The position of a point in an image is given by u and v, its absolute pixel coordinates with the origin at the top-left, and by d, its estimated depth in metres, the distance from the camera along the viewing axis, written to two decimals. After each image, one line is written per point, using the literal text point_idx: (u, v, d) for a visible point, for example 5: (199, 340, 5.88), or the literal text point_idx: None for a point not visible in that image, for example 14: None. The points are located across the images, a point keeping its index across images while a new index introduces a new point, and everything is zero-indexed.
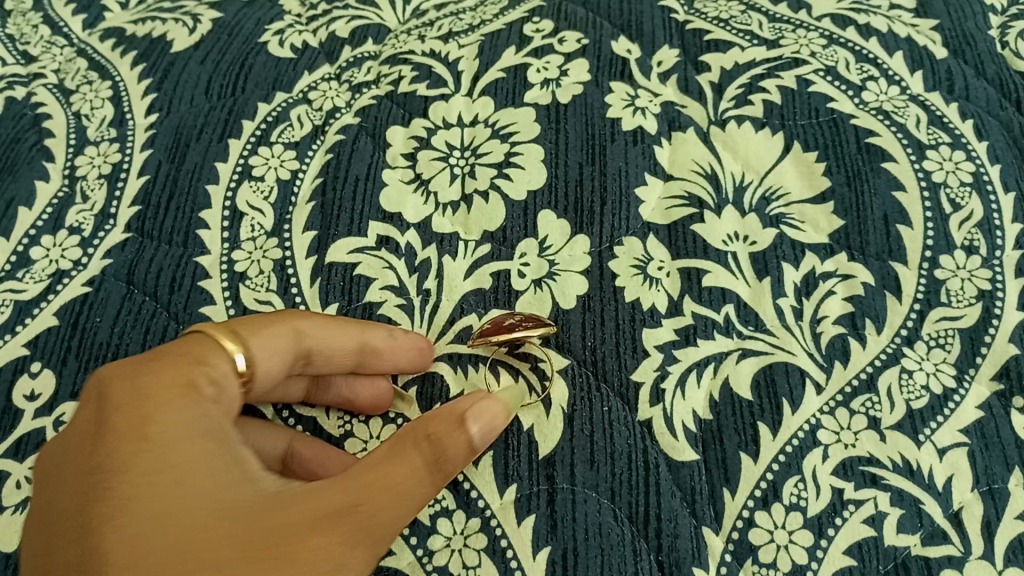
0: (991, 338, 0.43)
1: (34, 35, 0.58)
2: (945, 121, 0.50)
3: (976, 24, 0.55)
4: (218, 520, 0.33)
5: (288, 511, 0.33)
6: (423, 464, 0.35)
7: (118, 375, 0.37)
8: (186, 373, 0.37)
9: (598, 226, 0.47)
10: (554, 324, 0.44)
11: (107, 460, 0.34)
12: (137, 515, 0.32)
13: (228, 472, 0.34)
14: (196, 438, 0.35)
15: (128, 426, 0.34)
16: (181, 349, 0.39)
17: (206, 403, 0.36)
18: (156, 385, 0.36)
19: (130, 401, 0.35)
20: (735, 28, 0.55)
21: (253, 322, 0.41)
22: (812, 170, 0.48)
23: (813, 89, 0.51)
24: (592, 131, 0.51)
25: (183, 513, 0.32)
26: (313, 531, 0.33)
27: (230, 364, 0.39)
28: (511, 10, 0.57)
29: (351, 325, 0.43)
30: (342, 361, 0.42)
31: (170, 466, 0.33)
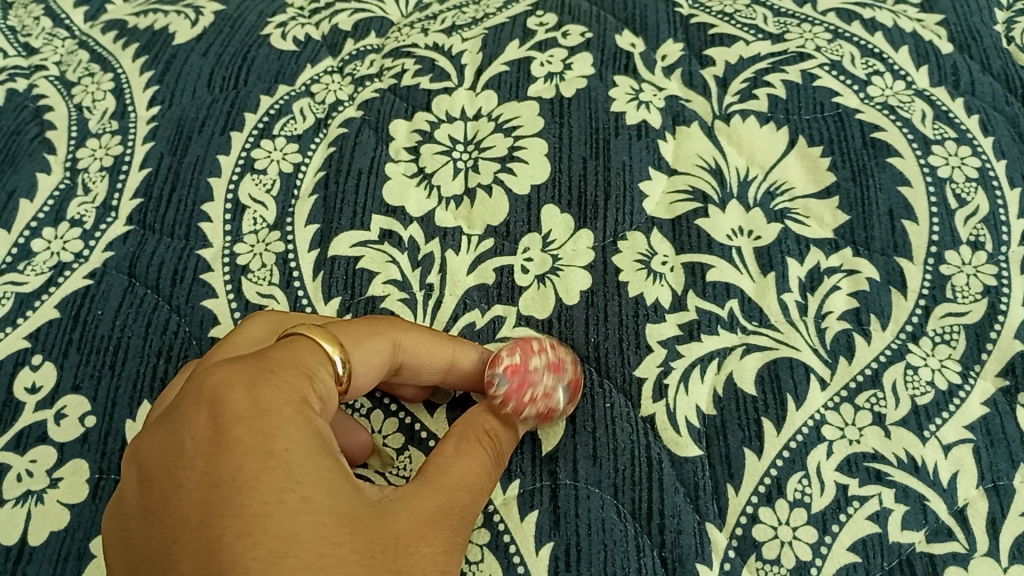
0: (996, 333, 0.43)
1: (35, 27, 0.58)
2: (951, 116, 0.49)
3: (982, 18, 0.54)
4: (345, 535, 0.30)
5: (401, 524, 0.32)
6: (488, 460, 0.37)
7: (225, 375, 0.32)
8: (300, 382, 0.33)
9: (602, 220, 0.47)
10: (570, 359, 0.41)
11: (231, 474, 0.29)
12: (277, 538, 0.28)
13: (342, 485, 0.31)
14: (314, 450, 0.31)
15: (251, 437, 0.30)
16: (286, 353, 0.34)
17: (317, 415, 0.33)
18: (272, 395, 0.32)
19: (249, 410, 0.31)
20: (739, 22, 0.55)
21: (351, 329, 0.38)
22: (817, 165, 0.48)
23: (817, 84, 0.51)
24: (596, 126, 0.50)
25: (316, 526, 0.29)
26: (423, 542, 0.32)
27: (332, 371, 0.35)
28: (514, 3, 0.57)
29: (444, 341, 0.41)
30: (426, 378, 0.41)
31: (297, 480, 0.30)
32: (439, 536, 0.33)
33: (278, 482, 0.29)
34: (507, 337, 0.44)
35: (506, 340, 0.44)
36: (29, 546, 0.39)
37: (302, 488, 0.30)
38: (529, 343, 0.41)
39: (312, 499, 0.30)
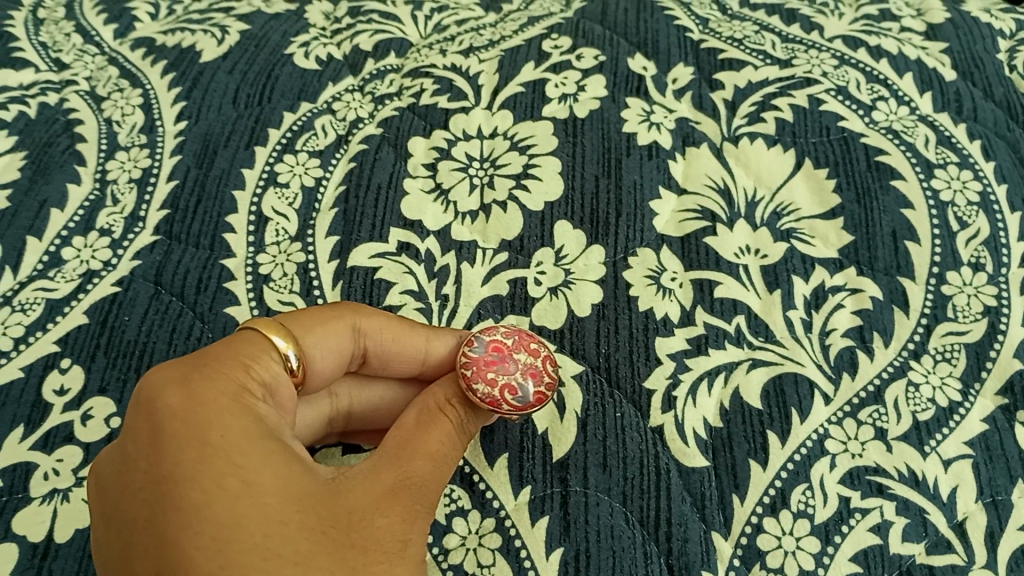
0: (996, 352, 0.44)
1: (66, 43, 0.60)
2: (954, 141, 0.51)
3: (985, 48, 0.57)
4: (294, 515, 0.30)
5: (352, 498, 0.33)
6: (452, 428, 0.38)
7: (164, 377, 0.32)
8: (238, 372, 0.34)
9: (613, 237, 0.48)
10: (552, 379, 0.41)
11: (171, 469, 0.29)
12: (220, 528, 0.29)
13: (291, 466, 0.32)
14: (256, 435, 0.32)
15: (189, 430, 0.30)
16: (227, 347, 0.35)
17: (261, 403, 0.33)
18: (207, 388, 0.32)
19: (188, 403, 0.31)
20: (748, 47, 0.56)
21: (312, 316, 0.39)
22: (822, 187, 0.49)
23: (824, 108, 0.53)
24: (608, 145, 0.52)
25: (260, 509, 0.29)
26: (379, 515, 0.33)
27: (281, 362, 0.36)
28: (530, 27, 0.59)
29: (413, 330, 0.42)
30: (400, 365, 0.43)
31: (238, 468, 0.30)
32: (399, 508, 0.33)
33: (219, 470, 0.30)
34: None
35: None
36: (55, 543, 0.40)
37: (245, 471, 0.30)
38: (525, 344, 0.42)
39: (255, 480, 0.30)
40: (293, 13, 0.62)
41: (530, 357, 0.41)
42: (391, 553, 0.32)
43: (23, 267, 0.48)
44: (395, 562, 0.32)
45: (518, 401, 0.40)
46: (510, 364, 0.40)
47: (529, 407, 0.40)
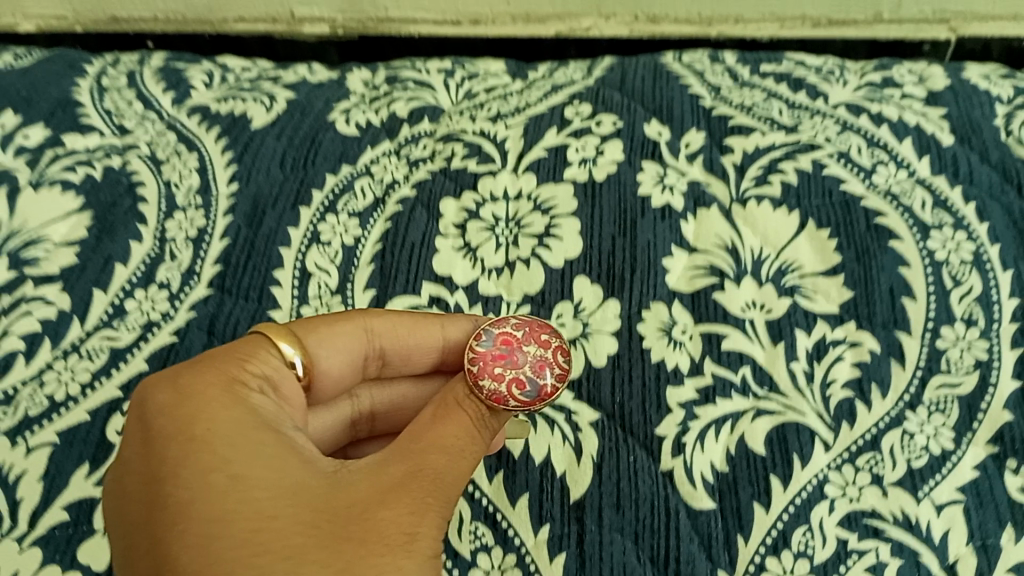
0: (987, 404, 0.47)
1: (129, 111, 0.66)
2: (949, 204, 0.54)
3: (982, 114, 0.61)
4: (285, 508, 0.35)
5: (354, 492, 0.36)
6: (471, 424, 0.41)
7: (160, 383, 0.39)
8: (234, 369, 0.40)
9: (628, 292, 0.52)
10: (560, 372, 0.44)
11: (164, 467, 0.36)
12: (205, 519, 0.34)
13: (286, 459, 0.37)
14: (249, 431, 0.37)
15: (180, 430, 0.37)
16: (226, 350, 0.41)
17: (254, 396, 0.39)
18: (200, 389, 0.38)
19: (181, 407, 0.38)
20: (757, 114, 0.61)
21: (322, 320, 0.46)
22: (824, 246, 0.53)
23: (826, 172, 0.56)
24: (624, 207, 0.56)
25: (246, 500, 0.35)
26: (383, 508, 0.36)
27: (285, 360, 0.43)
28: (553, 95, 0.64)
29: (424, 324, 0.47)
30: (422, 357, 0.48)
31: (226, 462, 0.36)
32: (405, 500, 0.36)
33: (208, 465, 0.35)
34: None
35: None
36: None
37: (232, 466, 0.36)
38: (534, 338, 0.45)
39: (242, 475, 0.35)
40: (335, 82, 0.67)
41: (539, 351, 0.44)
42: (396, 544, 0.35)
43: (91, 318, 0.53)
44: (398, 553, 0.34)
45: (524, 399, 0.43)
46: (515, 362, 0.44)
47: (533, 404, 0.43)
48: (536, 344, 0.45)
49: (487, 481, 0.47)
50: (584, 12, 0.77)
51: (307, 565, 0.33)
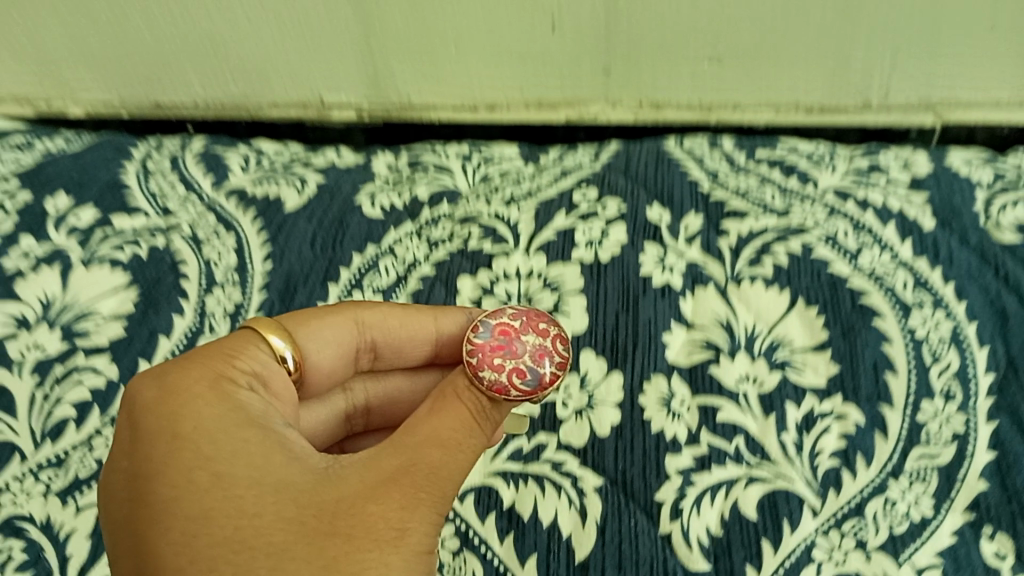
0: (964, 473, 0.50)
1: (172, 193, 0.71)
2: (929, 285, 0.58)
3: (962, 199, 0.65)
4: (271, 507, 0.38)
5: (342, 488, 0.39)
6: (466, 415, 0.43)
7: (151, 383, 0.43)
8: (221, 366, 0.43)
9: (630, 365, 0.56)
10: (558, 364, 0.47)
11: (151, 466, 0.40)
12: (190, 520, 0.38)
13: (274, 456, 0.40)
14: (236, 430, 0.41)
15: (167, 429, 0.40)
16: (214, 349, 0.45)
17: (241, 392, 0.43)
18: (187, 389, 0.42)
19: (170, 406, 0.41)
20: (751, 199, 0.65)
21: (311, 315, 0.50)
22: (813, 324, 0.57)
23: (815, 255, 0.61)
24: (627, 286, 0.61)
25: (231, 501, 0.38)
26: (371, 504, 0.39)
27: (271, 354, 0.47)
28: (563, 180, 0.69)
29: (415, 316, 0.53)
30: (414, 348, 0.54)
31: (212, 461, 0.39)
32: (395, 496, 0.39)
33: (193, 466, 0.39)
34: (550, 460, 0.53)
35: (549, 463, 0.53)
36: None
37: (216, 465, 0.39)
38: (533, 332, 0.48)
39: (225, 475, 0.39)
40: (361, 167, 0.73)
41: (536, 344, 0.47)
42: (382, 540, 0.38)
43: None
44: (383, 549, 0.38)
45: (525, 387, 0.45)
46: (515, 352, 0.47)
47: (535, 391, 0.45)
48: (533, 336, 0.48)
49: (498, 542, 0.51)
50: (592, 99, 0.84)
51: (287, 565, 0.36)
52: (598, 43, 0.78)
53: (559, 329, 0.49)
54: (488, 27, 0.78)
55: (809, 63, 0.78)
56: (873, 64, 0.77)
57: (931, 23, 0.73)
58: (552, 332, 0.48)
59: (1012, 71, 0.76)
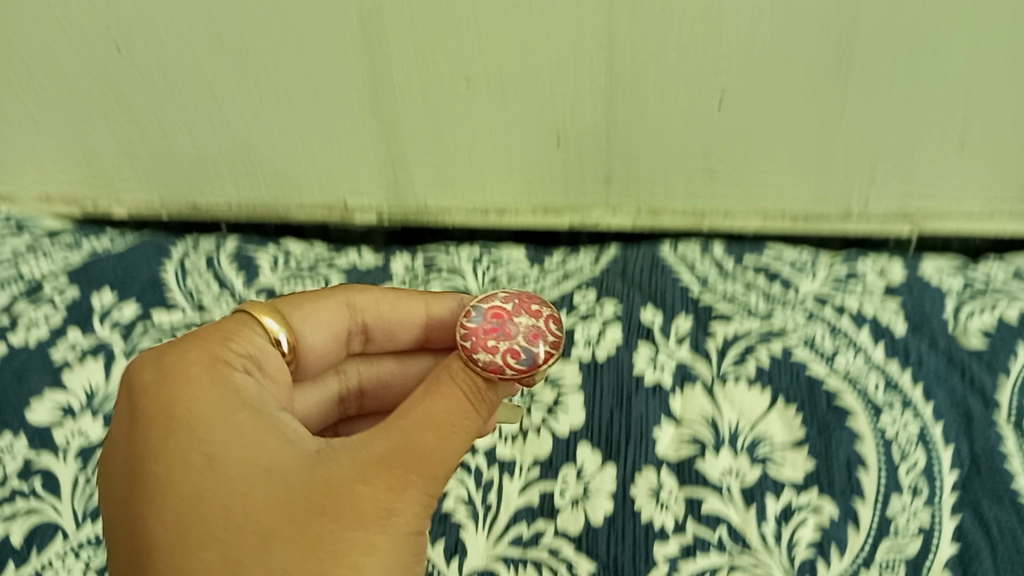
0: (930, 565, 0.55)
1: (207, 290, 0.78)
2: (899, 387, 0.63)
3: (933, 306, 0.71)
4: (262, 488, 0.41)
5: (333, 469, 0.42)
6: (462, 400, 0.45)
7: (151, 368, 0.47)
8: (219, 351, 0.47)
9: (623, 457, 0.61)
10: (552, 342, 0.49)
11: (149, 447, 0.43)
12: (184, 499, 0.41)
13: (267, 441, 0.43)
14: (230, 413, 0.44)
15: (165, 414, 0.44)
16: (212, 334, 0.49)
17: (237, 376, 0.46)
18: (185, 374, 0.45)
19: (168, 392, 0.45)
20: (737, 303, 0.72)
21: (306, 302, 0.55)
22: (791, 422, 0.62)
23: (794, 356, 0.66)
24: (622, 383, 0.66)
25: (223, 481, 0.41)
26: (360, 484, 0.41)
27: (267, 337, 0.51)
28: (565, 283, 0.76)
29: (405, 301, 0.58)
30: (404, 332, 0.58)
31: (206, 444, 0.42)
32: (383, 477, 0.41)
33: (188, 448, 0.42)
34: (547, 546, 0.58)
35: (547, 549, 0.57)
36: None
37: (211, 449, 0.42)
38: (524, 313, 0.50)
39: (220, 458, 0.42)
40: (380, 268, 0.80)
41: (528, 324, 0.49)
42: (367, 519, 0.40)
43: None
44: (367, 528, 0.40)
45: (521, 367, 0.47)
46: (508, 334, 0.48)
47: (530, 370, 0.47)
48: (524, 318, 0.50)
49: None
50: (593, 205, 0.91)
51: (275, 542, 0.39)
52: (599, 156, 0.86)
53: (550, 310, 0.51)
54: (498, 141, 0.86)
55: (792, 175, 0.85)
56: (851, 177, 0.84)
57: (902, 142, 0.80)
58: (542, 315, 0.50)
59: (979, 185, 0.83)
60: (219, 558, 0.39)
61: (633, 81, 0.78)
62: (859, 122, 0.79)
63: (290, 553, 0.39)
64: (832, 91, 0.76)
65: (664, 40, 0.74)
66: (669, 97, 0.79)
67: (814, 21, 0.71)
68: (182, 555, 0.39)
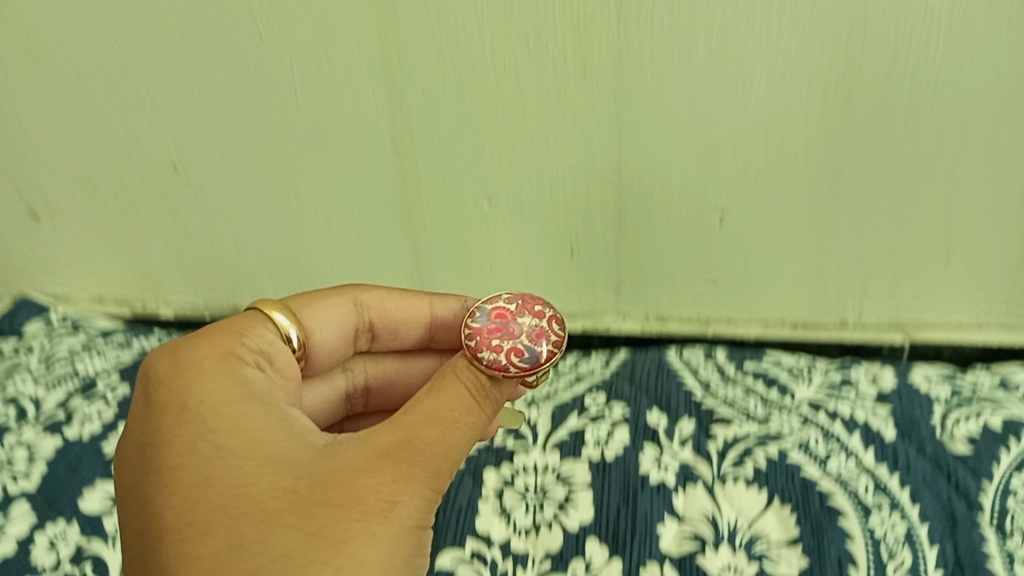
0: None
1: None
2: (887, 489, 0.68)
3: (922, 413, 0.76)
4: (266, 476, 0.41)
5: (340, 462, 0.42)
6: (465, 395, 0.48)
7: (163, 359, 0.48)
8: (230, 340, 0.49)
9: (629, 552, 0.65)
10: (553, 340, 0.53)
11: (156, 434, 0.43)
12: (187, 487, 0.41)
13: (275, 431, 0.44)
14: (238, 401, 0.45)
15: (173, 401, 0.44)
16: (222, 325, 0.51)
17: (247, 366, 0.48)
18: (195, 364, 0.47)
19: (177, 379, 0.46)
20: (736, 408, 0.77)
21: (316, 298, 0.59)
22: (786, 521, 0.66)
23: (789, 459, 0.71)
24: (628, 481, 0.71)
25: (227, 467, 0.41)
26: (368, 477, 0.42)
27: (277, 329, 0.54)
28: (577, 386, 0.83)
29: (412, 300, 0.63)
30: (410, 330, 0.64)
31: (211, 431, 0.43)
32: (391, 471, 0.42)
33: (193, 435, 0.43)
34: None
35: None
36: None
37: (215, 436, 0.43)
38: (525, 314, 0.55)
39: (224, 444, 0.42)
40: None
41: (530, 326, 0.54)
42: (376, 512, 0.40)
43: None
44: (374, 518, 0.40)
45: (523, 364, 0.51)
46: (511, 333, 0.53)
47: (533, 367, 0.51)
48: (529, 319, 0.54)
49: None
50: (604, 310, 0.98)
51: (280, 530, 0.39)
52: (610, 267, 0.93)
53: (553, 312, 0.55)
54: (516, 250, 0.93)
55: (789, 284, 0.91)
56: (845, 287, 0.90)
57: (890, 254, 0.86)
58: (545, 316, 0.55)
59: (966, 298, 0.88)
60: (224, 544, 0.39)
61: (639, 198, 0.85)
62: (849, 235, 0.85)
63: (297, 543, 0.39)
64: (822, 208, 0.83)
65: (667, 160, 0.82)
66: (672, 212, 0.86)
67: (802, 145, 0.78)
68: (187, 542, 0.39)
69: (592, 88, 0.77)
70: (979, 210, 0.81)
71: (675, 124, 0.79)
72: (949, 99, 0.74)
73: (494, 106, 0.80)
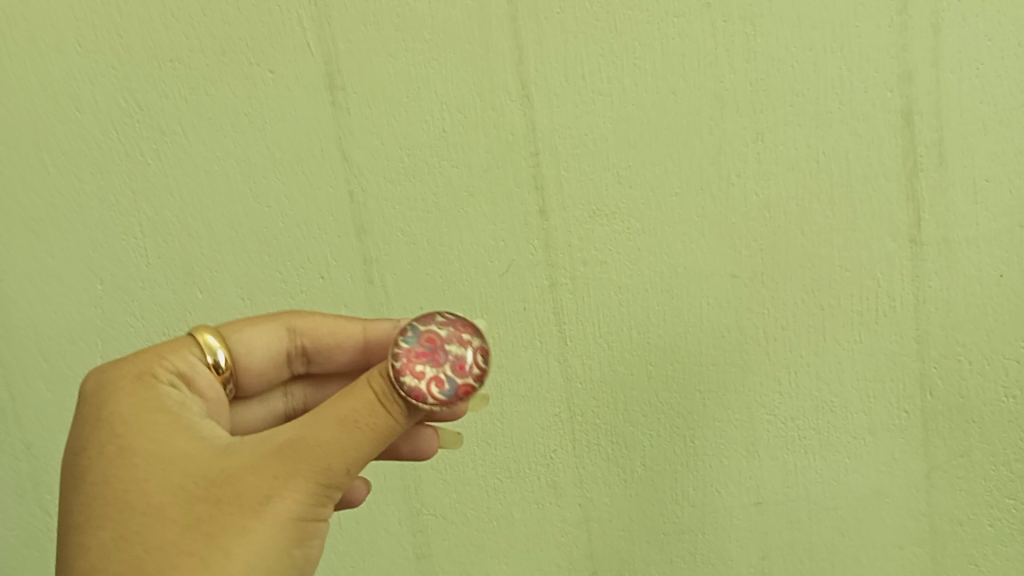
0: None
1: None
2: None
3: None
4: (159, 476, 0.60)
5: (231, 463, 0.60)
6: (363, 393, 0.61)
7: (100, 376, 0.71)
8: (153, 362, 0.70)
9: None
10: (477, 379, 0.66)
11: (87, 443, 0.65)
12: (98, 484, 0.61)
13: (179, 438, 0.63)
14: (157, 414, 0.65)
15: (104, 414, 0.66)
16: (151, 349, 0.73)
17: (165, 387, 0.69)
18: (126, 387, 0.68)
19: (108, 401, 0.67)
20: None
21: (250, 324, 0.81)
22: None
23: None
24: None
25: (128, 468, 0.61)
26: (248, 477, 0.59)
27: (211, 356, 0.76)
28: None
29: (347, 323, 0.82)
30: (342, 352, 0.82)
31: (126, 439, 0.63)
32: (268, 470, 0.59)
33: (111, 444, 0.64)
34: None
35: None
36: None
37: (129, 444, 0.63)
38: (452, 341, 0.67)
39: (132, 449, 0.63)
40: None
41: (454, 354, 0.66)
42: (248, 508, 0.58)
43: None
44: (243, 512, 0.58)
45: (443, 392, 0.63)
46: (438, 361, 0.65)
47: (450, 396, 0.64)
48: (455, 348, 0.67)
49: None
50: None
51: (162, 520, 0.58)
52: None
53: (478, 343, 0.67)
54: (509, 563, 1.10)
55: (746, 568, 1.07)
56: (790, 564, 1.07)
57: (813, 543, 1.06)
58: (469, 346, 0.67)
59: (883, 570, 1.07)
60: (113, 530, 0.58)
61: (607, 525, 1.06)
62: (780, 509, 1.04)
63: (174, 529, 0.58)
64: (752, 486, 1.04)
65: (623, 457, 1.03)
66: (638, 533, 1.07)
67: (723, 480, 1.04)
68: (86, 530, 0.59)
69: (554, 400, 1.02)
70: (874, 481, 1.03)
71: (622, 475, 1.04)
72: (812, 445, 1.02)
73: (482, 423, 1.04)
